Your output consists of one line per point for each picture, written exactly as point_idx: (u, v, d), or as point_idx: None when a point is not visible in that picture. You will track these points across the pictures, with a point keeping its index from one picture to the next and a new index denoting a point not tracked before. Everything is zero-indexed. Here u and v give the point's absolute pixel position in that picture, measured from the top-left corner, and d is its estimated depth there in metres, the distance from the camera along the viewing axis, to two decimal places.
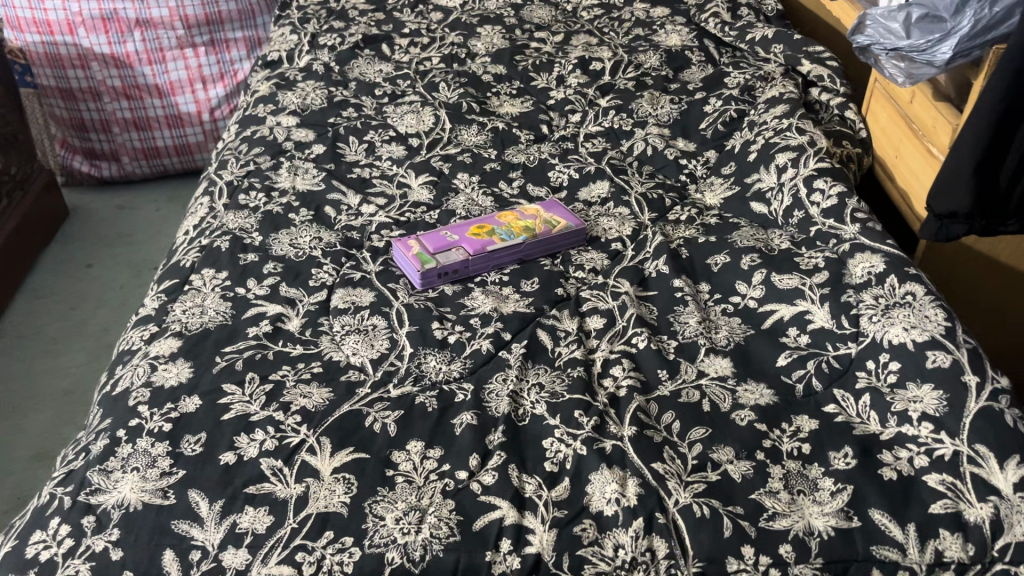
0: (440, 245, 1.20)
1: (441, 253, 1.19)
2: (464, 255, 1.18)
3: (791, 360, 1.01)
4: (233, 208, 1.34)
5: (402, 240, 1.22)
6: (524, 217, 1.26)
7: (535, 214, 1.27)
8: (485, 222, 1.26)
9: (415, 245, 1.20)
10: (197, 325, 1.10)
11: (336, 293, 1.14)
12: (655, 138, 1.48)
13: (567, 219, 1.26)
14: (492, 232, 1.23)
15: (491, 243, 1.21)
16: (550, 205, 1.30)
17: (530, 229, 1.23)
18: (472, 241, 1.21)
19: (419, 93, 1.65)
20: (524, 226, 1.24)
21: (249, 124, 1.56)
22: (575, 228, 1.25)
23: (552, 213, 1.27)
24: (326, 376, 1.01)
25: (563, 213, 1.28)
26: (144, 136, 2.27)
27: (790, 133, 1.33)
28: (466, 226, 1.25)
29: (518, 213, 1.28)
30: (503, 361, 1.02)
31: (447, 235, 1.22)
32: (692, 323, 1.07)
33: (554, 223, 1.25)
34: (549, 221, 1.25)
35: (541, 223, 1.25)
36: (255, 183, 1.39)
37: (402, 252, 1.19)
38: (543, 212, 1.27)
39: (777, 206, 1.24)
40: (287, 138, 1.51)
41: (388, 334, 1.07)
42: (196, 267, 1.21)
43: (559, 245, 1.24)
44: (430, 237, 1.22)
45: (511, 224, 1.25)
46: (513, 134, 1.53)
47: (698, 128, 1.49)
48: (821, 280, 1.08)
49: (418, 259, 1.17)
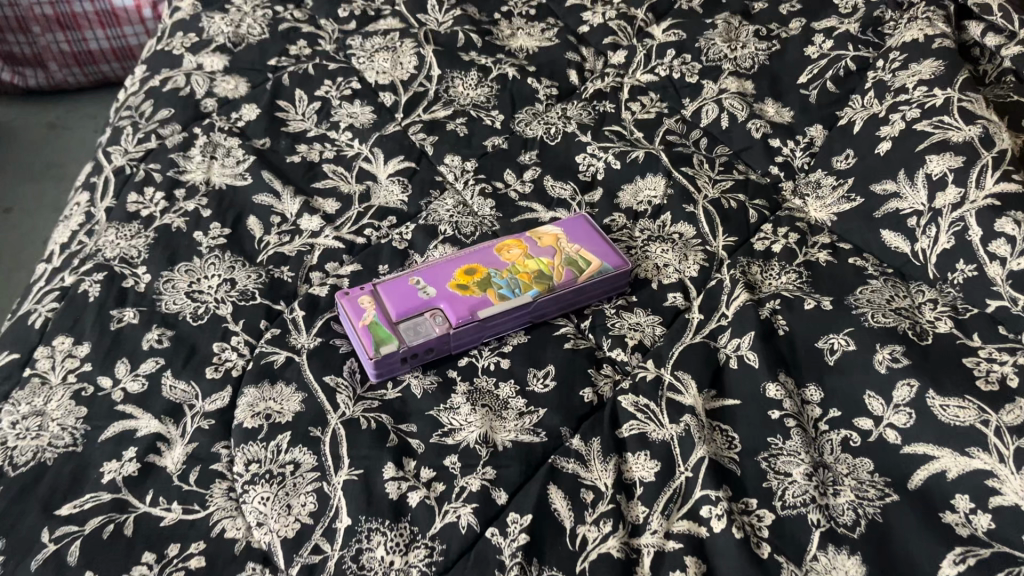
0: (405, 306, 0.79)
1: (407, 321, 0.78)
2: (443, 326, 0.77)
3: (965, 570, 0.61)
4: (116, 217, 0.92)
5: (349, 291, 0.81)
6: (536, 250, 0.84)
7: (553, 243, 0.85)
8: (475, 257, 0.84)
9: (368, 307, 0.79)
10: (27, 456, 0.71)
11: (244, 394, 0.75)
12: (732, 100, 1.02)
13: (600, 255, 0.83)
14: (487, 280, 0.81)
15: (485, 303, 0.79)
16: (573, 226, 0.87)
17: (544, 276, 0.81)
18: (455, 298, 0.79)
19: (397, 15, 1.18)
20: (535, 271, 0.82)
21: (158, 65, 1.12)
22: (612, 271, 0.82)
23: (578, 243, 0.85)
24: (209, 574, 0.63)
25: (594, 241, 0.85)
26: (72, 37, 1.81)
27: (948, 116, 0.86)
28: (446, 263, 0.84)
29: (526, 241, 0.85)
30: (491, 553, 0.64)
31: (417, 286, 0.81)
32: (798, 479, 0.67)
33: (581, 264, 0.82)
34: (573, 260, 0.83)
35: (561, 264, 0.82)
36: (155, 172, 0.97)
37: (348, 318, 0.79)
38: (564, 242, 0.85)
39: (927, 245, 0.80)
40: (209, 92, 1.07)
41: (314, 484, 0.68)
42: (48, 331, 0.81)
43: (587, 297, 0.83)
44: (391, 290, 0.81)
45: (515, 263, 0.83)
46: (529, 85, 1.07)
47: (795, 85, 1.03)
48: (1015, 422, 0.66)
49: (371, 334, 0.76)
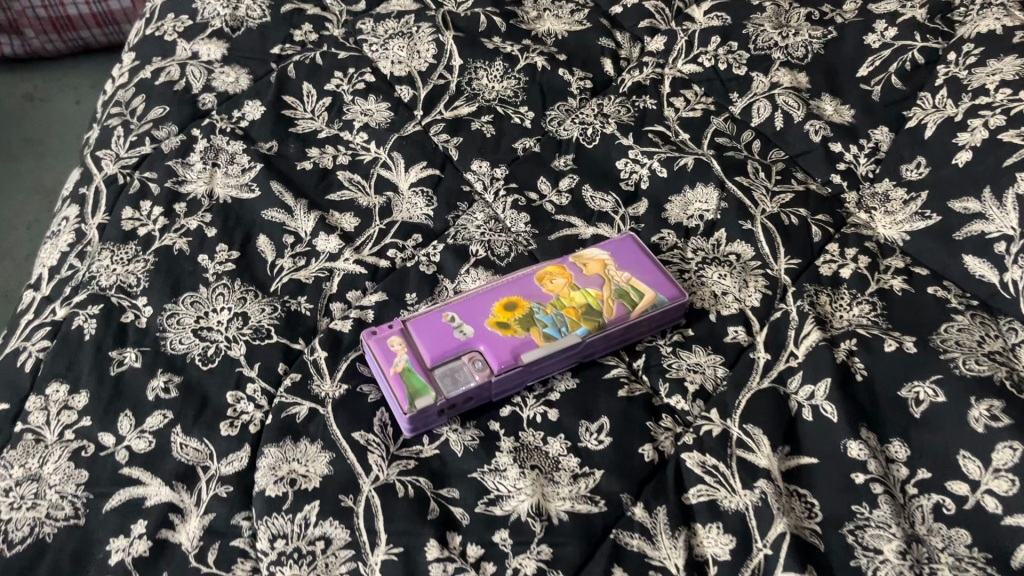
0: (439, 349, 0.71)
1: (443, 366, 0.70)
2: (483, 373, 0.69)
3: None
4: (110, 236, 0.83)
5: (376, 330, 0.73)
6: (582, 280, 0.76)
7: (601, 272, 0.76)
8: (514, 288, 0.75)
9: (399, 349, 0.71)
10: (23, 531, 0.63)
11: (264, 454, 0.67)
12: (786, 96, 0.92)
13: (654, 285, 0.75)
14: (529, 317, 0.73)
15: (529, 344, 0.71)
16: (621, 250, 0.79)
17: (593, 311, 0.73)
18: (495, 339, 0.71)
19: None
20: (582, 305, 0.74)
21: (148, 53, 1.01)
22: (668, 304, 0.74)
23: (628, 271, 0.76)
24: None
25: (645, 268, 0.77)
26: (49, 2, 1.67)
27: None
28: (482, 295, 0.75)
29: (570, 268, 0.77)
30: None
31: (452, 324, 0.73)
32: (890, 557, 0.61)
33: (633, 296, 0.74)
34: (625, 291, 0.75)
35: (611, 296, 0.74)
36: (152, 183, 0.87)
37: (377, 362, 0.71)
38: (612, 269, 0.77)
39: (1019, 276, 0.73)
40: (206, 86, 0.96)
41: (349, 566, 0.61)
42: (39, 376, 0.72)
43: (639, 332, 0.75)
44: (423, 329, 0.72)
45: (560, 295, 0.75)
46: (561, 76, 0.97)
47: (854, 78, 0.93)
48: None
49: (404, 384, 0.68)
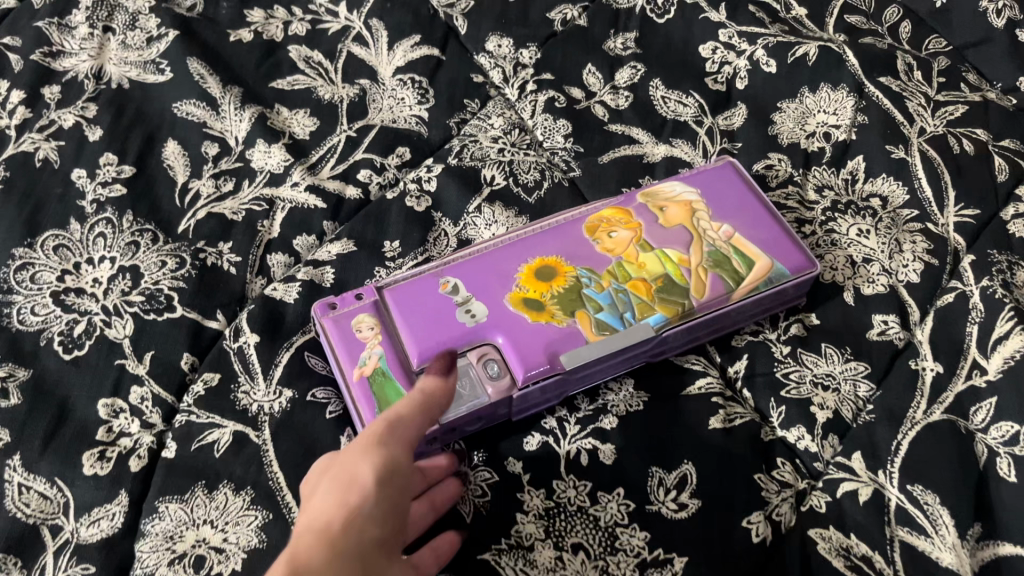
0: (432, 338, 0.46)
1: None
2: (499, 386, 0.44)
3: None
4: None
5: (336, 301, 0.47)
6: (657, 234, 0.50)
7: (686, 223, 0.50)
8: (551, 243, 0.50)
9: (371, 339, 0.46)
10: None
11: (157, 517, 0.42)
12: None
13: (765, 248, 0.49)
14: (575, 291, 0.48)
15: (573, 338, 0.46)
16: (717, 183, 0.52)
17: (674, 288, 0.47)
18: (519, 329, 0.46)
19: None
20: (658, 279, 0.48)
21: None
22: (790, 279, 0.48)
23: (727, 220, 0.50)
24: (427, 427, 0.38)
25: (755, 215, 0.50)
26: None
27: None
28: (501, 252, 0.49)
29: (640, 216, 0.51)
30: None
31: (454, 298, 0.47)
32: None
33: (737, 266, 0.48)
34: (722, 256, 0.49)
35: (702, 263, 0.48)
36: (11, 52, 0.59)
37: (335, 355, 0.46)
38: (705, 218, 0.50)
39: None
40: None
41: None
42: None
43: (740, 317, 0.49)
44: (409, 302, 0.47)
45: (624, 260, 0.49)
46: None
47: None
48: None
49: (373, 400, 0.43)
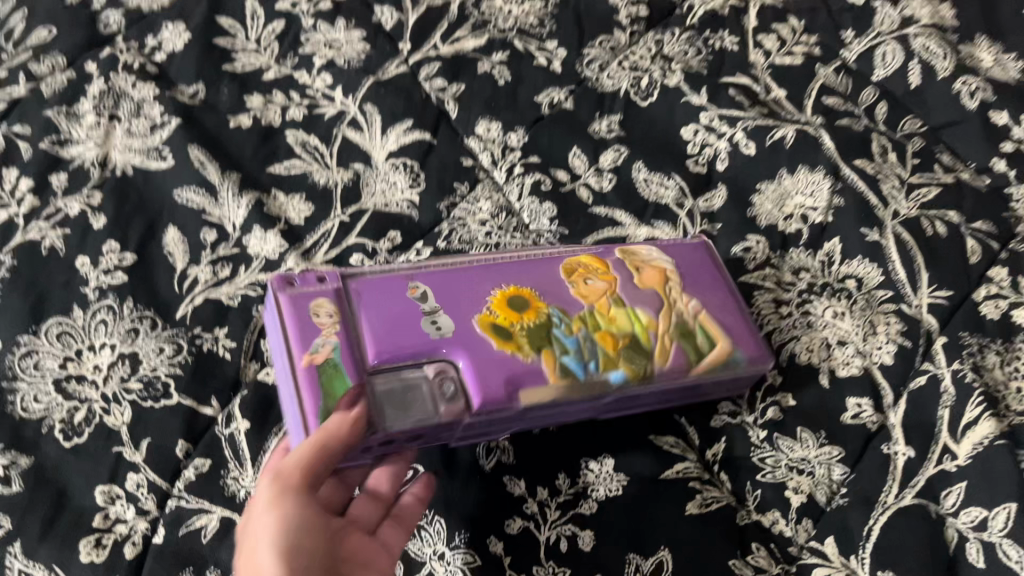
0: (396, 348, 0.45)
1: (391, 377, 0.44)
2: (452, 408, 0.44)
3: None
4: None
5: (297, 280, 0.47)
6: (630, 291, 0.50)
7: (659, 288, 0.50)
8: (527, 271, 0.50)
9: (328, 328, 0.45)
10: None
11: None
12: (925, 40, 0.65)
13: (733, 336, 0.50)
14: (541, 326, 0.47)
15: (536, 376, 0.45)
16: (696, 260, 0.53)
17: (637, 348, 0.47)
18: (479, 346, 0.46)
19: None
20: (626, 335, 0.48)
21: None
22: (744, 369, 0.49)
23: (699, 298, 0.51)
24: (319, 442, 0.40)
25: (727, 306, 0.51)
26: None
27: None
28: (474, 268, 0.49)
29: (615, 269, 0.51)
30: None
31: (422, 306, 0.46)
32: None
33: (700, 343, 0.49)
34: (689, 332, 0.49)
35: (666, 331, 0.48)
36: (21, 141, 0.62)
37: (290, 327, 0.45)
38: (677, 288, 0.51)
39: None
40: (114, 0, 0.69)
41: None
42: None
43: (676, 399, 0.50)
44: (375, 298, 0.47)
45: (596, 309, 0.48)
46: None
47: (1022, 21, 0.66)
48: None
49: (318, 393, 0.43)
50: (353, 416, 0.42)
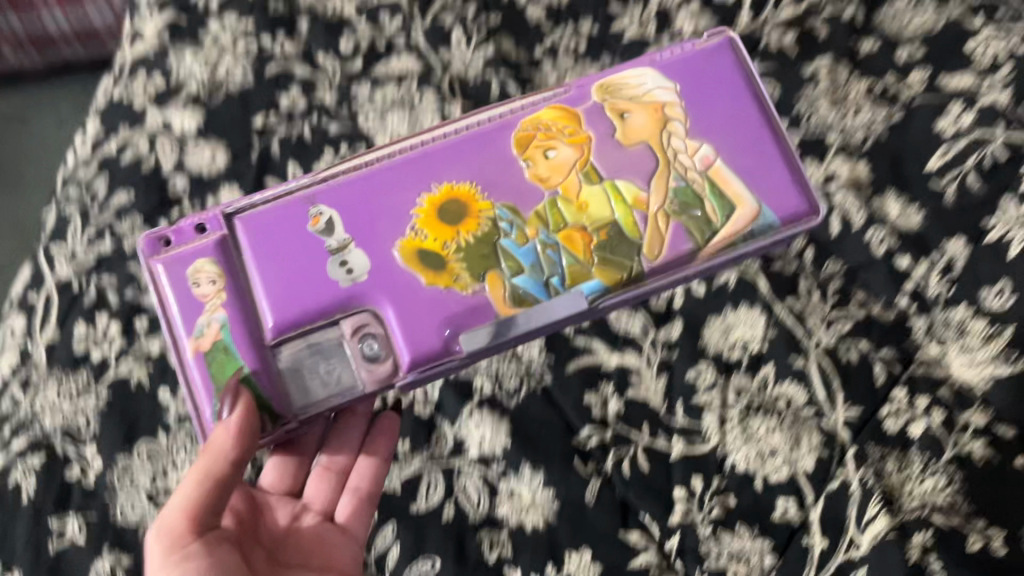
0: (316, 302, 0.63)
1: (298, 341, 0.63)
2: (372, 372, 0.63)
3: None
4: (59, 361, 0.71)
5: (172, 239, 0.65)
6: (616, 161, 0.66)
7: (657, 149, 0.66)
8: (439, 174, 0.66)
9: (211, 298, 0.63)
10: None
11: None
12: (844, 196, 0.78)
13: (774, 192, 0.65)
14: (471, 240, 0.65)
15: (478, 313, 0.63)
16: (710, 64, 0.69)
17: (618, 241, 0.65)
18: (400, 274, 0.64)
19: (397, 13, 0.91)
20: (601, 229, 0.65)
21: (115, 120, 0.89)
22: (779, 226, 0.65)
23: (716, 92, 0.68)
24: (189, 509, 0.55)
25: (741, 104, 0.67)
26: None
27: None
28: (373, 185, 0.66)
29: (588, 124, 0.68)
30: None
31: (325, 241, 0.64)
32: None
33: (716, 211, 0.65)
34: (704, 192, 0.65)
35: (663, 211, 0.65)
36: (109, 291, 0.75)
37: (174, 299, 0.63)
38: (679, 119, 0.67)
39: None
40: (179, 164, 0.84)
41: None
42: None
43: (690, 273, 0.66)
44: (260, 229, 0.65)
45: (564, 195, 0.66)
46: None
47: (923, 174, 0.79)
48: None
49: (209, 369, 0.62)
50: (233, 427, 0.56)
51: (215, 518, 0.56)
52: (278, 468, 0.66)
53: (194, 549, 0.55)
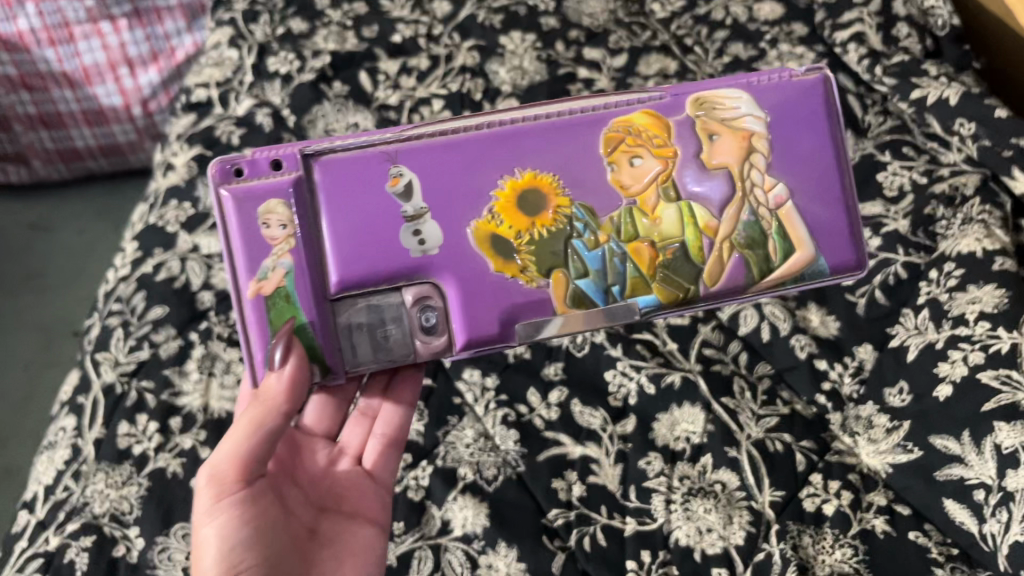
0: (381, 268, 0.68)
1: (356, 303, 0.69)
2: (423, 344, 0.70)
3: None
4: (106, 455, 0.84)
5: (246, 172, 0.67)
6: (698, 176, 0.71)
7: (736, 176, 0.71)
8: (522, 159, 0.69)
9: (279, 243, 0.67)
10: None
11: None
12: (773, 306, 0.92)
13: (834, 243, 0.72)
14: (544, 234, 0.70)
15: (532, 307, 0.70)
16: (805, 103, 0.72)
17: (683, 261, 0.71)
18: (471, 257, 0.69)
19: None
20: (668, 249, 0.71)
21: (151, 243, 1.01)
22: (829, 275, 0.73)
23: (801, 135, 0.72)
24: (239, 460, 0.63)
25: (823, 154, 0.72)
26: (58, 137, 1.46)
27: (1015, 370, 0.80)
28: (455, 164, 0.69)
29: (677, 139, 0.71)
30: None
31: (404, 213, 0.68)
32: None
33: (782, 250, 0.72)
34: (777, 232, 0.71)
35: (729, 241, 0.71)
36: (148, 393, 0.88)
37: (238, 231, 0.67)
38: (762, 153, 0.71)
39: (997, 529, 0.75)
40: (206, 283, 0.96)
41: None
42: None
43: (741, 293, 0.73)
44: (335, 180, 0.68)
45: (639, 205, 0.70)
46: None
47: (839, 287, 0.93)
48: None
49: (264, 316, 0.67)
50: (283, 390, 0.64)
51: (259, 467, 0.64)
52: (319, 408, 0.78)
53: (241, 496, 0.63)
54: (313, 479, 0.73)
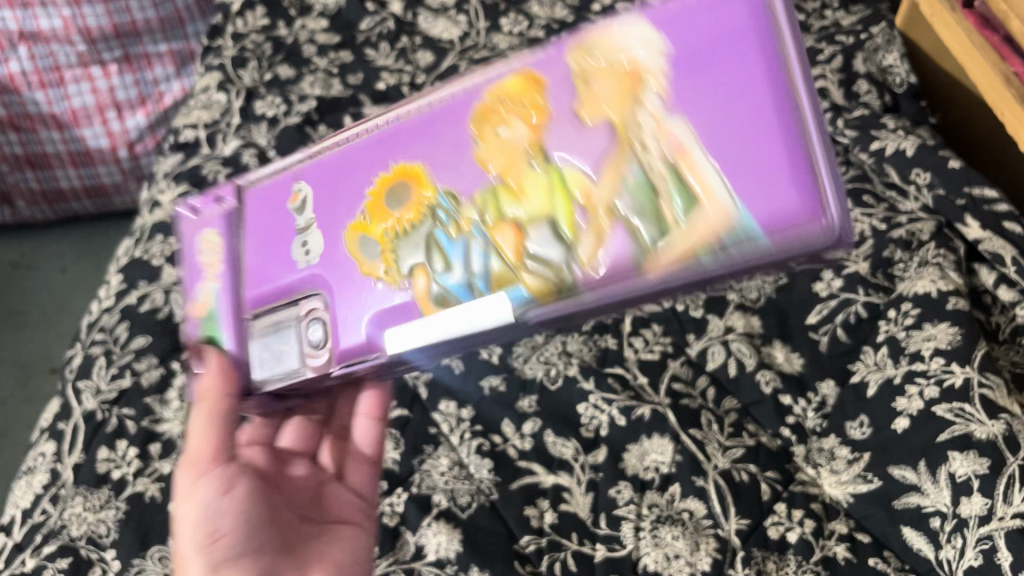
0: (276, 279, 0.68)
1: (262, 317, 0.69)
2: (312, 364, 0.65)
3: None
4: (85, 479, 0.85)
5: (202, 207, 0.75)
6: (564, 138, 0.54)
7: (619, 130, 0.53)
8: (397, 153, 0.63)
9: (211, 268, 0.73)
10: None
11: None
12: (739, 343, 0.95)
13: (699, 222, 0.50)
14: (410, 228, 0.61)
15: (406, 314, 0.60)
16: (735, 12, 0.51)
17: (554, 240, 0.54)
18: (344, 259, 0.64)
19: None
20: (524, 227, 0.55)
21: (135, 275, 1.03)
22: (762, 238, 0.47)
23: (728, 67, 0.50)
24: (213, 442, 0.70)
25: (761, 82, 0.49)
26: (43, 176, 1.48)
27: (969, 404, 0.84)
28: (342, 166, 0.67)
29: (549, 93, 0.57)
30: None
31: (297, 223, 0.68)
32: None
33: (688, 196, 0.49)
34: (682, 181, 0.50)
35: (607, 204, 0.52)
36: (129, 420, 0.89)
37: (187, 257, 0.75)
38: (659, 89, 0.52)
39: (952, 555, 0.79)
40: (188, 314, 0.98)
41: None
42: None
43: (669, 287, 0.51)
44: (257, 204, 0.72)
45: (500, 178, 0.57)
46: None
47: (804, 325, 0.96)
48: None
49: (201, 327, 0.72)
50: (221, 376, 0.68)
51: (233, 450, 0.72)
52: (296, 431, 0.80)
53: (216, 473, 0.70)
54: (298, 493, 0.78)
